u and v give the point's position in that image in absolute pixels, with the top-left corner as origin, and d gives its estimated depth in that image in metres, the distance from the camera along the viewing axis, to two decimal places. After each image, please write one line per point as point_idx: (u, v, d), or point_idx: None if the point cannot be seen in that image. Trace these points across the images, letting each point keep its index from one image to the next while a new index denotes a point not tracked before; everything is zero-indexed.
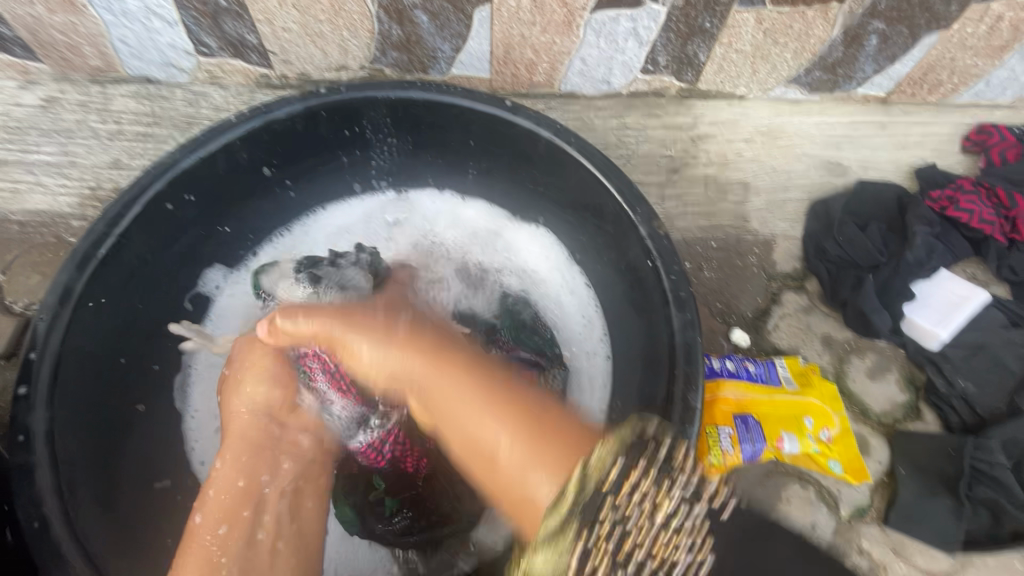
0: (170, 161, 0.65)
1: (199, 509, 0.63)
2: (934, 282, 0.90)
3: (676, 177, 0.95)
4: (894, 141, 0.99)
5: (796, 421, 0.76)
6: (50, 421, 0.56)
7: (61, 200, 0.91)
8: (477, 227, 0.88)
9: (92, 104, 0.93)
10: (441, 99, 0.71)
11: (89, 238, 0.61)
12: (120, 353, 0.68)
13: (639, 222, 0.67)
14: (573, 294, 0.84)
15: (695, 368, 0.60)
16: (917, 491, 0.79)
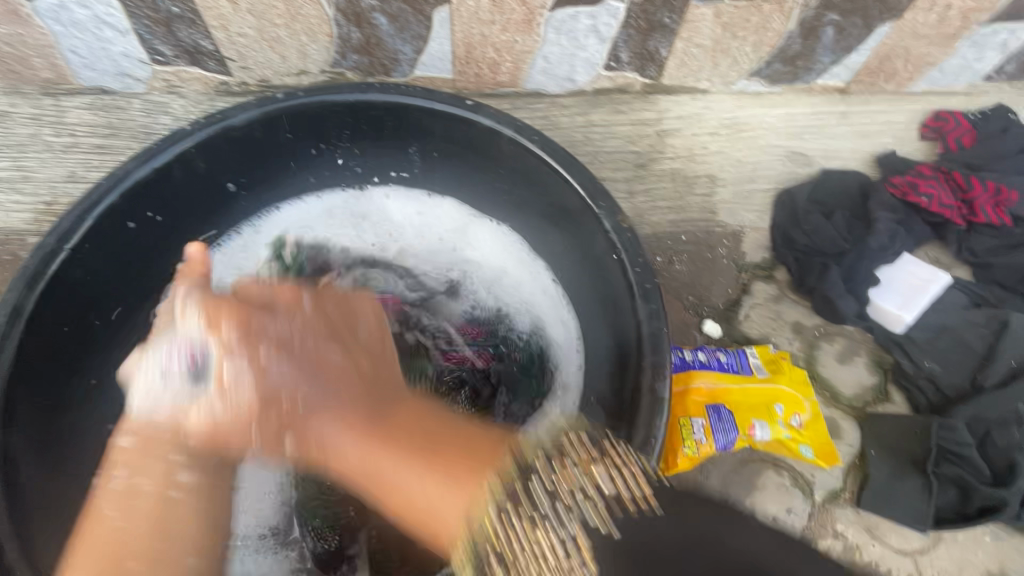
0: (124, 172, 0.63)
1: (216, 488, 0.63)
2: (898, 267, 0.92)
3: (644, 172, 0.96)
4: (855, 130, 1.01)
5: (768, 409, 0.77)
6: (1, 444, 0.54)
7: (16, 217, 0.88)
8: (438, 231, 0.88)
9: (45, 116, 0.90)
10: (401, 100, 0.71)
11: (39, 255, 0.59)
12: (87, 373, 0.67)
13: (603, 217, 0.67)
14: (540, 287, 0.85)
15: (662, 358, 0.61)
16: (889, 473, 0.80)
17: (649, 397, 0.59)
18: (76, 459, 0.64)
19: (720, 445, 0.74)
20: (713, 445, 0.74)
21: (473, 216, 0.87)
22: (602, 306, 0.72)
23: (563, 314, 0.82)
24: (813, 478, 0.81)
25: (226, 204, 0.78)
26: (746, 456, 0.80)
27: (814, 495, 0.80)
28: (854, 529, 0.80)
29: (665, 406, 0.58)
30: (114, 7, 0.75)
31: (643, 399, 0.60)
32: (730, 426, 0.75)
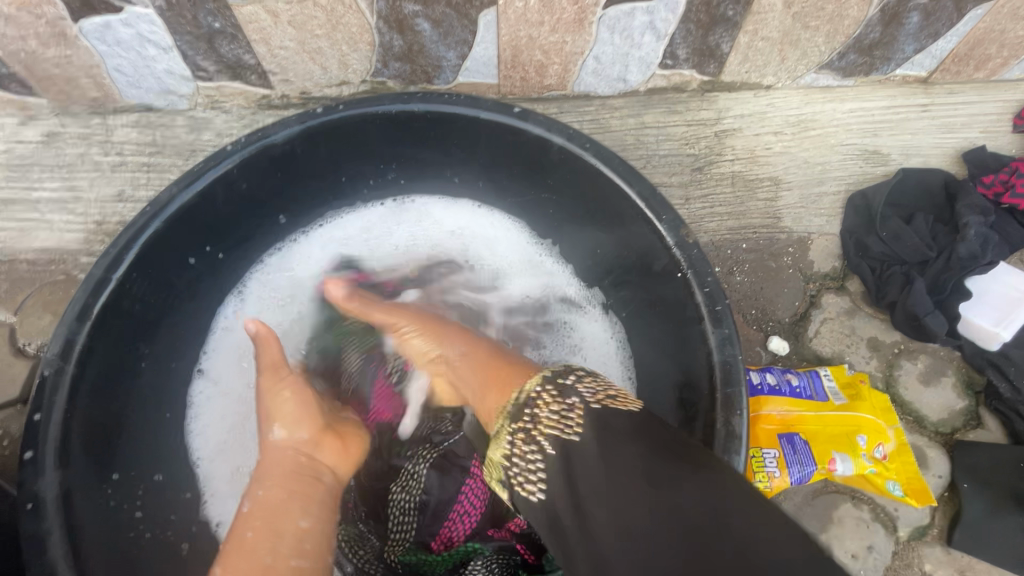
0: (167, 198, 0.62)
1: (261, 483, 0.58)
2: (989, 277, 0.83)
3: (701, 177, 0.89)
4: (938, 124, 0.91)
5: (849, 440, 0.70)
6: (60, 484, 0.53)
7: (69, 236, 0.89)
8: (488, 259, 0.85)
9: (94, 136, 0.90)
10: (444, 110, 0.67)
11: (88, 287, 0.58)
12: (163, 406, 0.71)
13: (666, 232, 0.62)
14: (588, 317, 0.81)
15: (736, 390, 0.55)
16: (983, 508, 0.73)
17: (723, 432, 0.54)
18: (132, 490, 0.64)
19: (795, 479, 0.68)
20: (787, 479, 0.68)
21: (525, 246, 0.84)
22: (664, 327, 0.67)
23: (614, 353, 0.78)
24: (896, 513, 0.74)
25: (268, 224, 0.77)
26: (820, 487, 0.74)
27: (898, 532, 0.74)
28: (944, 568, 0.74)
29: (743, 444, 0.53)
30: (157, 26, 0.74)
31: (717, 435, 0.54)
32: (807, 459, 0.69)
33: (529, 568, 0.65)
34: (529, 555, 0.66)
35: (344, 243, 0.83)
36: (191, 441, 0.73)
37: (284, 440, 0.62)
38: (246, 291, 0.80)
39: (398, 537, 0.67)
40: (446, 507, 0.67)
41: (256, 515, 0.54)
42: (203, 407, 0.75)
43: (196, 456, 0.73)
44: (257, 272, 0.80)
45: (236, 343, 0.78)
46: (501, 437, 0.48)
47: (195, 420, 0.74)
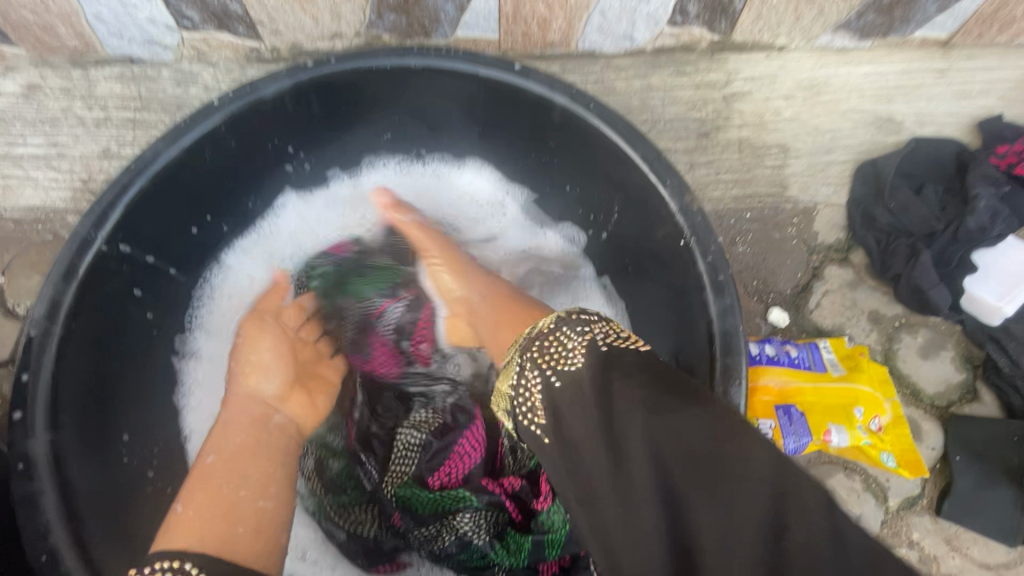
0: (151, 154, 0.59)
1: (210, 451, 0.59)
2: (997, 251, 0.81)
3: (707, 142, 0.87)
4: (955, 90, 0.88)
5: (845, 412, 0.70)
6: (52, 445, 0.53)
7: (54, 194, 0.86)
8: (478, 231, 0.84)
9: (76, 89, 0.86)
10: (441, 66, 0.63)
11: (73, 246, 0.57)
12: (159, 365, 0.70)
13: (669, 197, 0.60)
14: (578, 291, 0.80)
15: (735, 360, 0.54)
16: (974, 479, 0.74)
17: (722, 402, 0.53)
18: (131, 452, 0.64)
19: (790, 449, 0.68)
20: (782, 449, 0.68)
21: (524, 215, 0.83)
22: (663, 296, 0.66)
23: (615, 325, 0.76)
24: (888, 484, 0.75)
25: (270, 174, 0.75)
26: (814, 457, 0.75)
27: (888, 502, 0.75)
28: (931, 538, 0.75)
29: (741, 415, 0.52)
30: None
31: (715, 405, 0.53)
32: (803, 430, 0.68)
33: (516, 528, 0.64)
34: (517, 515, 0.64)
35: (327, 210, 0.82)
36: (183, 418, 0.72)
37: (251, 391, 0.66)
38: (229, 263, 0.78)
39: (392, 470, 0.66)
40: (436, 455, 0.66)
41: (215, 447, 0.59)
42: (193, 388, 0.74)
43: (184, 432, 0.71)
44: (251, 236, 0.79)
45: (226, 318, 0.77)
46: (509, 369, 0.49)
47: (187, 401, 0.73)
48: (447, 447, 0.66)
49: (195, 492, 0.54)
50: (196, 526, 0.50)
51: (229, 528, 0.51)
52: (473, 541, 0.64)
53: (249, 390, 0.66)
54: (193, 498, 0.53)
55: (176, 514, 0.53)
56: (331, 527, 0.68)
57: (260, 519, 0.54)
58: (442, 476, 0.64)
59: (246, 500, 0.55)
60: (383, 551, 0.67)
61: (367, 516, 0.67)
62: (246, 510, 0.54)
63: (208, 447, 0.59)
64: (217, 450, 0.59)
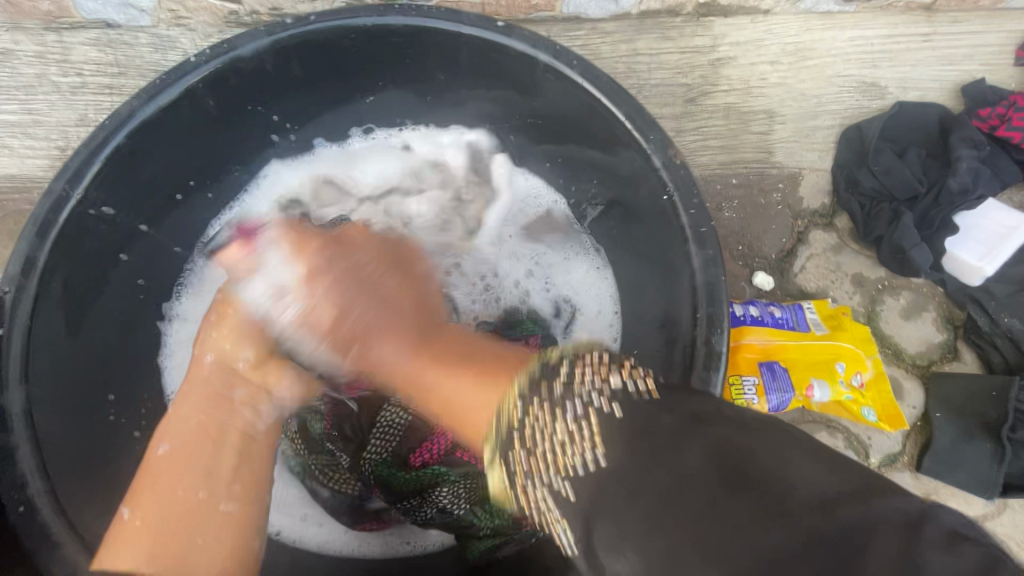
0: (127, 110, 0.58)
1: (164, 440, 0.56)
2: (978, 213, 0.82)
3: (693, 108, 0.86)
4: (939, 55, 0.88)
5: (828, 367, 0.71)
6: (27, 400, 0.52)
7: (30, 162, 0.85)
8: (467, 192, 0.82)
9: (51, 54, 0.85)
10: (424, 24, 0.63)
11: (47, 202, 0.55)
12: (139, 329, 0.70)
13: (653, 151, 0.59)
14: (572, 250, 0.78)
15: (719, 310, 0.54)
16: (954, 435, 0.75)
17: (704, 351, 0.53)
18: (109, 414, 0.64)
19: (773, 405, 0.69)
20: (766, 406, 0.69)
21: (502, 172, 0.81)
22: (648, 254, 0.66)
23: (601, 282, 0.76)
24: (869, 441, 0.76)
25: (251, 136, 0.74)
26: (798, 416, 0.76)
27: (870, 459, 0.76)
28: None
29: (724, 362, 0.52)
30: None
31: (698, 354, 0.54)
32: (786, 386, 0.69)
33: None
34: None
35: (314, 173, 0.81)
36: (166, 379, 0.72)
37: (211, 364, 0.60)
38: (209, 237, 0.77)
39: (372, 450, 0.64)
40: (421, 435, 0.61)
41: (171, 436, 0.56)
42: (177, 351, 0.73)
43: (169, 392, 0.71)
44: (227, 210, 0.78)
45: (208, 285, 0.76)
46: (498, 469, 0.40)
47: (168, 363, 0.72)
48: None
49: (144, 495, 0.53)
50: (148, 538, 0.50)
51: (183, 542, 0.51)
52: (452, 510, 0.63)
53: (222, 361, 0.60)
54: (146, 501, 0.52)
55: (124, 519, 0.52)
56: (315, 487, 0.68)
57: (218, 531, 0.52)
58: (425, 453, 0.61)
59: (202, 502, 0.53)
60: (366, 509, 0.67)
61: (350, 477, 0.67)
62: (202, 532, 0.52)
63: (165, 433, 0.57)
64: (169, 439, 0.56)
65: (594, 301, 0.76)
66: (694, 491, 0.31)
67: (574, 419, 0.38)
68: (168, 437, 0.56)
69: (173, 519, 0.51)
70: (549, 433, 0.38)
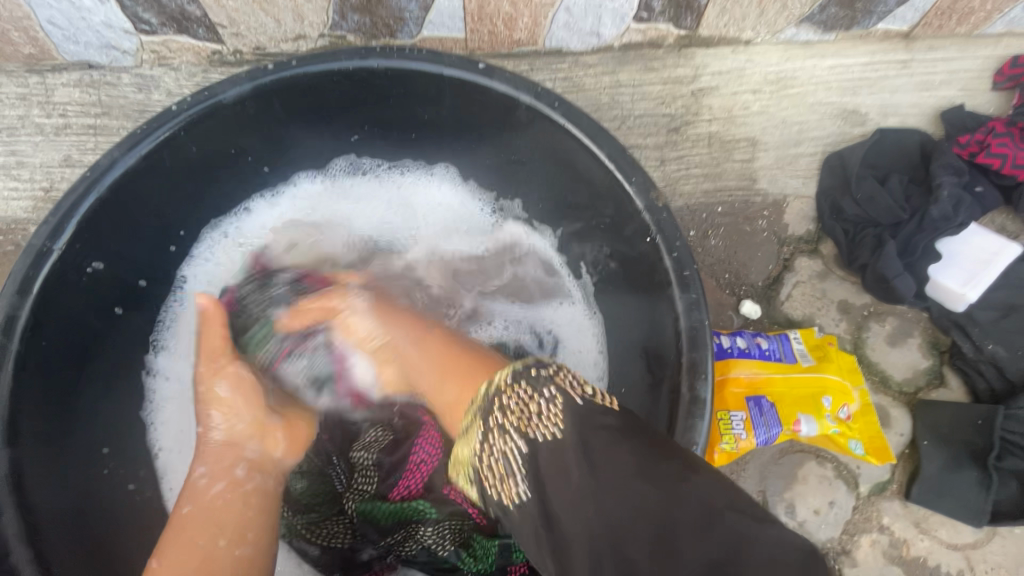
0: (108, 162, 0.58)
1: (201, 462, 0.59)
2: (959, 238, 0.83)
3: (677, 137, 0.87)
4: (917, 81, 0.89)
5: (814, 402, 0.71)
6: (10, 462, 0.51)
7: (14, 204, 0.84)
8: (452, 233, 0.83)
9: (34, 96, 0.84)
10: (404, 67, 0.63)
11: (28, 258, 0.55)
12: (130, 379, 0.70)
13: (635, 194, 0.60)
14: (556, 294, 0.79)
15: (702, 355, 0.55)
16: (941, 464, 0.75)
17: (688, 398, 0.53)
18: (102, 466, 0.64)
19: (761, 440, 0.69)
20: (753, 441, 0.69)
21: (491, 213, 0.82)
22: (634, 292, 0.66)
23: (589, 322, 0.76)
24: (858, 471, 0.77)
25: (241, 178, 0.74)
26: (786, 447, 0.76)
27: (859, 489, 0.76)
28: (902, 522, 0.76)
29: (707, 409, 0.52)
30: None
31: (681, 400, 0.54)
32: (773, 421, 0.69)
33: (483, 533, 0.66)
34: (482, 520, 0.65)
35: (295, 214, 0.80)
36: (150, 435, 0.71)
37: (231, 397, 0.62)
38: (187, 276, 0.75)
39: (360, 479, 0.69)
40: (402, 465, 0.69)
41: (206, 459, 0.59)
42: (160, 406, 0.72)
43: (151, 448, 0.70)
44: (210, 238, 0.77)
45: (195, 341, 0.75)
46: (472, 430, 0.44)
47: (154, 419, 0.71)
48: (404, 459, 0.69)
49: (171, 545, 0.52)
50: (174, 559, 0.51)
51: (205, 550, 0.52)
52: (439, 551, 0.67)
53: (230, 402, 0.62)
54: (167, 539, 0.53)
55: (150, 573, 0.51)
56: (302, 546, 0.67)
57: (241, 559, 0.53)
58: (409, 483, 0.67)
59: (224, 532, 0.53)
60: (357, 562, 0.68)
61: (340, 530, 0.68)
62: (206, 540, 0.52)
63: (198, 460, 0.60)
64: (207, 462, 0.59)
65: (580, 339, 0.77)
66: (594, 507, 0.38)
67: (539, 413, 0.41)
68: (204, 457, 0.60)
69: (184, 546, 0.52)
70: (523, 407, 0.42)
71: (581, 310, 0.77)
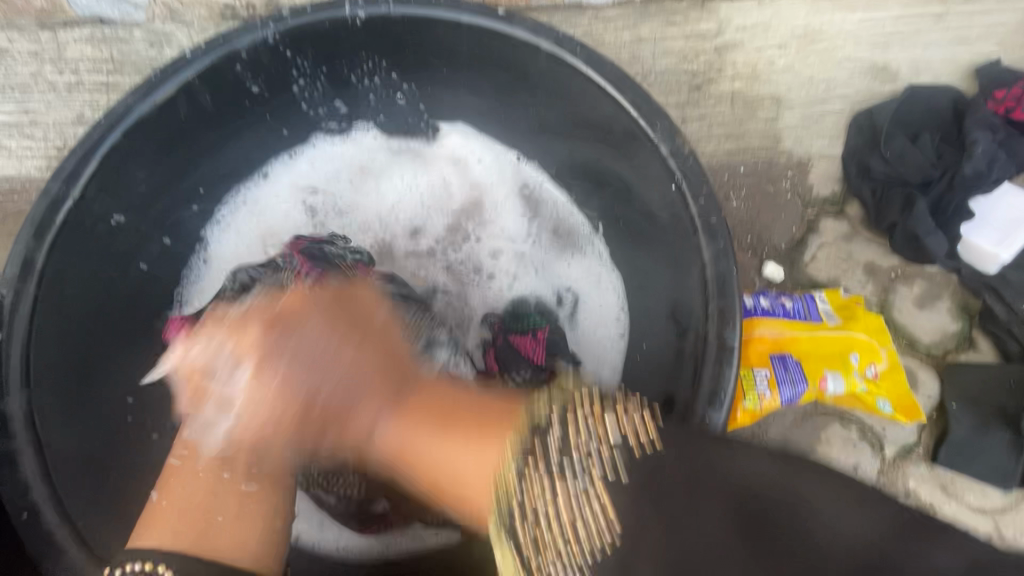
0: (123, 108, 0.57)
1: (177, 444, 0.51)
2: (992, 198, 0.80)
3: (699, 95, 0.84)
4: (951, 36, 0.86)
5: (841, 359, 0.69)
6: (28, 404, 0.52)
7: (29, 163, 0.84)
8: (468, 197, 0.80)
9: (45, 53, 0.83)
10: (421, 13, 0.61)
11: (44, 202, 0.54)
12: None
13: (660, 141, 0.58)
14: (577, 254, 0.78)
15: (730, 302, 0.53)
16: (970, 427, 0.74)
17: (716, 345, 0.52)
18: None
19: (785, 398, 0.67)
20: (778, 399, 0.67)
21: (512, 172, 0.80)
22: (657, 246, 0.64)
23: (609, 279, 0.76)
24: (883, 433, 0.75)
25: (259, 134, 0.73)
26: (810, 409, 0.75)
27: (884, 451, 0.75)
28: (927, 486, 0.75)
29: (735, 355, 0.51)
30: None
31: (709, 347, 0.53)
32: (800, 380, 0.67)
33: None
34: None
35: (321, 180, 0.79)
36: None
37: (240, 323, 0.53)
38: (208, 239, 0.75)
39: None
40: None
41: (197, 416, 0.51)
42: None
43: None
44: (233, 203, 0.76)
45: (217, 297, 0.75)
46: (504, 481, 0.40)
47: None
48: None
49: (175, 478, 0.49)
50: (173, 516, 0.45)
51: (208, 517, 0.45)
52: (460, 513, 0.64)
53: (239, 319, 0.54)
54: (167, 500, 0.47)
55: (150, 503, 0.47)
56: (316, 494, 0.66)
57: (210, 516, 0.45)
58: None
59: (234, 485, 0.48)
60: (369, 513, 0.65)
61: None
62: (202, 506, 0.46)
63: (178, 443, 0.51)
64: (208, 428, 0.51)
65: (601, 296, 0.76)
66: (715, 517, 0.35)
67: (585, 447, 0.40)
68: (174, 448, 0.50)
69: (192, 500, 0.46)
70: (572, 463, 0.40)
71: (605, 270, 0.76)
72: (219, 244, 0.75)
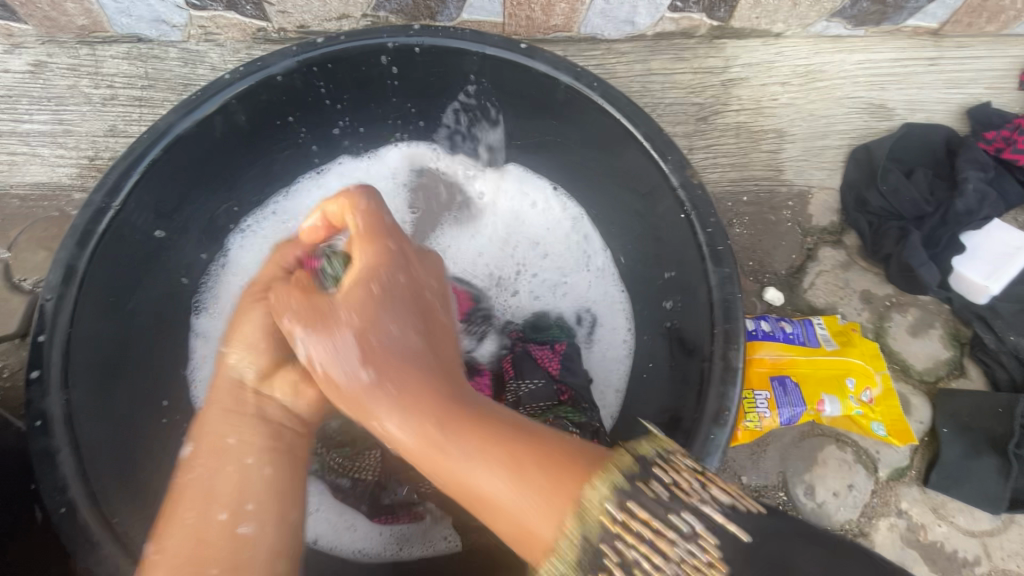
0: (164, 126, 0.60)
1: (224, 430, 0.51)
2: (983, 233, 0.84)
3: (705, 126, 0.89)
4: (944, 78, 0.91)
5: (838, 383, 0.73)
6: (66, 404, 0.53)
7: (60, 171, 0.87)
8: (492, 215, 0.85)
9: (84, 67, 0.87)
10: (448, 44, 0.65)
11: (88, 213, 0.57)
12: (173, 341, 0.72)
13: (671, 171, 0.62)
14: (591, 275, 0.81)
15: (735, 325, 0.56)
16: (961, 451, 0.77)
17: (721, 366, 0.55)
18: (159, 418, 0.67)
19: (784, 419, 0.71)
20: (776, 419, 0.71)
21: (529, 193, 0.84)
22: (665, 271, 0.68)
23: (620, 299, 0.79)
24: (877, 455, 0.78)
25: (286, 152, 0.77)
26: (806, 431, 0.78)
27: (878, 473, 0.78)
28: (919, 508, 0.78)
29: (740, 376, 0.54)
30: None
31: (714, 367, 0.56)
32: (797, 400, 0.71)
33: None
34: None
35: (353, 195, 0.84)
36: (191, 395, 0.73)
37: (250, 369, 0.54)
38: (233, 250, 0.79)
39: None
40: None
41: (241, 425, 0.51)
42: (203, 366, 0.75)
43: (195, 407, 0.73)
44: (261, 214, 0.81)
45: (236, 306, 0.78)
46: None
47: (196, 377, 0.74)
48: None
49: (169, 531, 0.46)
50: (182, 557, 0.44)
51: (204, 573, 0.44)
52: None
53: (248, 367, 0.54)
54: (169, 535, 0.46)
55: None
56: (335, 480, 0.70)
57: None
58: None
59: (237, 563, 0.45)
60: (382, 505, 0.69)
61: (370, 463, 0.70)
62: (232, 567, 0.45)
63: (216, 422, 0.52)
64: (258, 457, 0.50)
65: (615, 316, 0.79)
66: None
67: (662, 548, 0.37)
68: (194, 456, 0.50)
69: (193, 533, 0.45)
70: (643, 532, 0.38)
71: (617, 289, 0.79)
72: (243, 253, 0.79)
